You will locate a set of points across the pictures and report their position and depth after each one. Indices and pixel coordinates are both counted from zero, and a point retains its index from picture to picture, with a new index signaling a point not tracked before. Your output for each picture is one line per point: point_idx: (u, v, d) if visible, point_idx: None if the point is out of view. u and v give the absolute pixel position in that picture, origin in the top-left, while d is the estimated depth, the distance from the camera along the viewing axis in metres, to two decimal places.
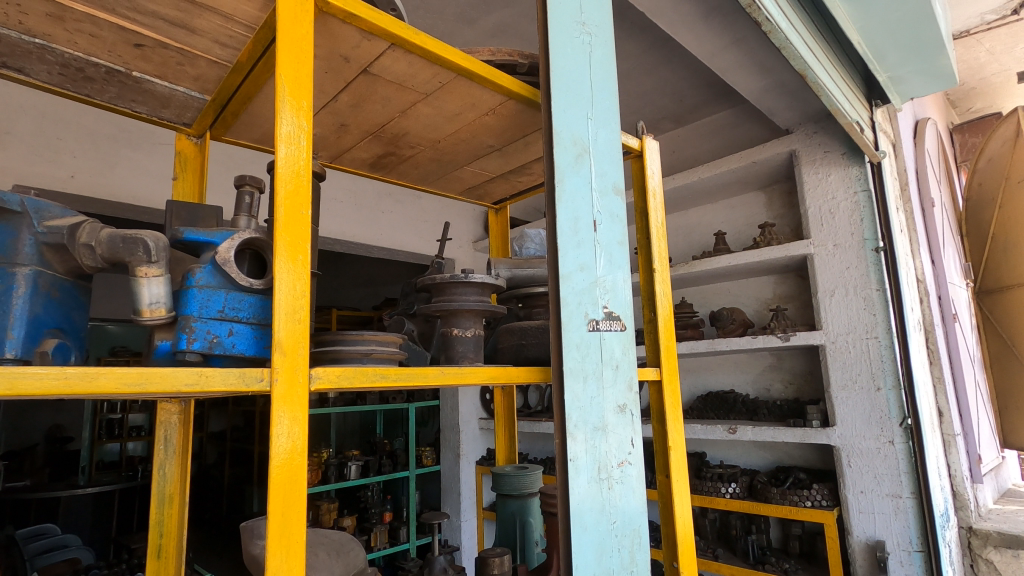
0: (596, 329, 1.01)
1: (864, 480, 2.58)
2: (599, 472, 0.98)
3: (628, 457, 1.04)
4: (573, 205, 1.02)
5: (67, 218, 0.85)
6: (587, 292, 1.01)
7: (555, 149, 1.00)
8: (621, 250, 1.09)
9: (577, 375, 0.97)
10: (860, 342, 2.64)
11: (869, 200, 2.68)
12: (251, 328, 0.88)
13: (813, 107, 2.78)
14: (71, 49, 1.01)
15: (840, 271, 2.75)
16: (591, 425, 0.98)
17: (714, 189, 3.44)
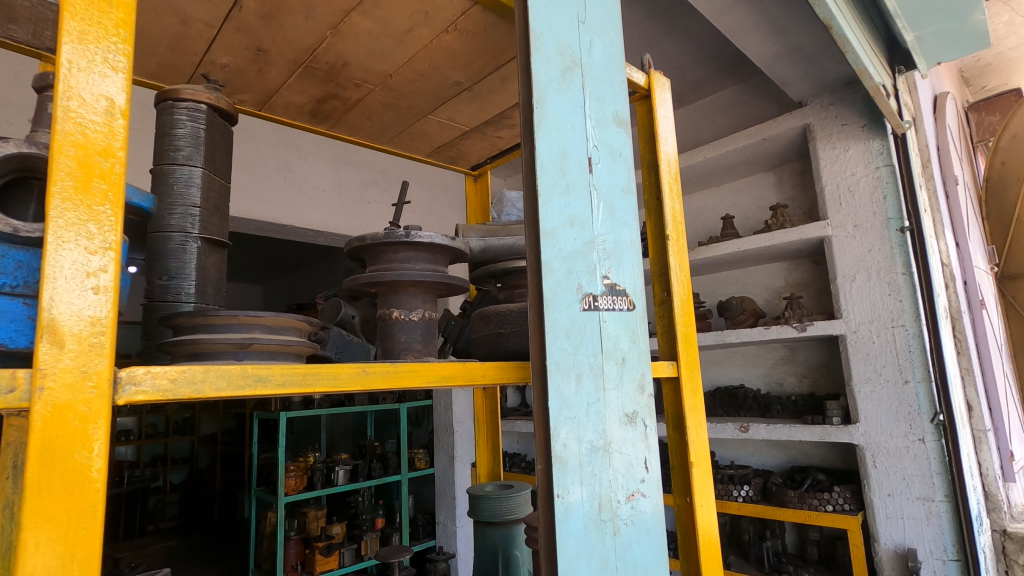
0: (592, 309, 0.78)
1: (891, 483, 2.35)
2: (598, 506, 0.75)
3: (640, 488, 0.81)
4: (559, 139, 0.79)
5: None
6: (580, 256, 0.78)
7: (536, 60, 0.77)
8: (625, 201, 0.86)
9: (568, 373, 0.74)
10: (885, 331, 2.41)
11: (893, 175, 2.45)
12: (22, 303, 0.62)
13: (829, 75, 2.54)
14: None
15: (861, 254, 2.51)
16: (587, 443, 0.75)
17: (720, 170, 3.21)
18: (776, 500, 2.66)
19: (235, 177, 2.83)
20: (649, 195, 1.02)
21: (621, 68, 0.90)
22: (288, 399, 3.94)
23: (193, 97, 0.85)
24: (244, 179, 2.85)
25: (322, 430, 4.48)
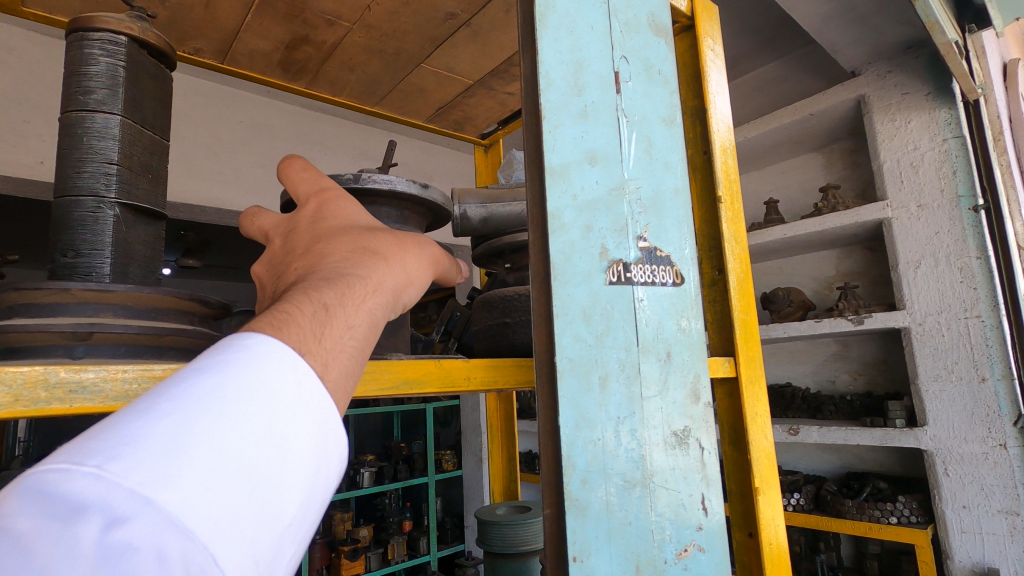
0: (623, 283, 0.62)
1: (967, 494, 2.09)
2: (633, 563, 0.58)
3: (696, 538, 0.61)
4: (575, 48, 0.65)
5: None
6: (604, 213, 0.63)
7: None
8: (664, 139, 0.67)
9: (584, 379, 0.59)
10: (956, 322, 2.14)
11: (963, 147, 2.18)
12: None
13: (887, 39, 2.27)
14: None
15: (927, 237, 2.25)
16: (616, 476, 0.59)
17: (762, 152, 2.96)
18: (831, 510, 2.42)
19: (251, 172, 2.73)
20: (694, 150, 0.85)
21: None
22: None
23: (123, 29, 0.75)
24: (260, 174, 2.76)
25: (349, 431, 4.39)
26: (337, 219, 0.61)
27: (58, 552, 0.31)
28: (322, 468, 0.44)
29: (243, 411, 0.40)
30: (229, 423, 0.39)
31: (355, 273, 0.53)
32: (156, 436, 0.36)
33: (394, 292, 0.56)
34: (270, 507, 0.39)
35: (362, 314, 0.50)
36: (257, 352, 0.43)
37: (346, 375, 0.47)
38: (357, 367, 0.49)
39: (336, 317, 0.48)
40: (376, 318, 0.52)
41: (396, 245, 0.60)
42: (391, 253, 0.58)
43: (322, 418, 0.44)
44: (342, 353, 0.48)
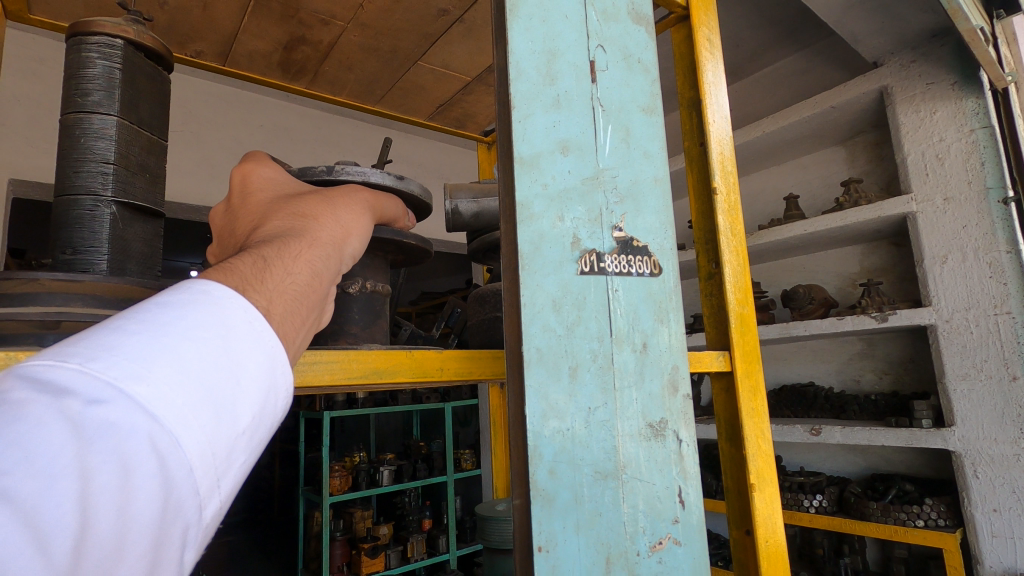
0: (595, 273, 0.61)
1: (999, 497, 2.01)
2: (602, 557, 0.57)
3: (672, 532, 0.61)
4: (550, 34, 0.65)
5: None
6: (576, 201, 0.62)
7: None
8: (644, 130, 0.67)
9: (553, 369, 0.58)
10: (985, 319, 2.07)
11: (991, 138, 2.10)
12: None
13: (910, 28, 2.21)
14: None
15: (954, 232, 2.17)
16: (586, 467, 0.58)
17: (782, 146, 2.91)
18: (855, 513, 2.35)
19: None
20: (691, 143, 0.84)
21: None
22: (331, 398, 3.89)
23: (115, 33, 0.77)
24: None
25: (369, 430, 4.43)
26: (263, 192, 0.66)
27: (43, 414, 0.32)
28: (271, 396, 0.45)
29: (205, 335, 0.41)
30: (193, 343, 0.40)
31: (292, 233, 0.57)
32: (130, 345, 0.38)
33: (338, 243, 0.61)
34: (226, 419, 0.40)
35: (303, 265, 0.54)
36: (216, 294, 0.44)
37: (293, 316, 0.50)
38: (302, 311, 0.51)
39: (279, 269, 0.51)
40: (324, 268, 0.57)
41: (330, 205, 0.64)
42: (328, 212, 0.63)
43: (272, 350, 0.45)
44: (287, 298, 0.50)
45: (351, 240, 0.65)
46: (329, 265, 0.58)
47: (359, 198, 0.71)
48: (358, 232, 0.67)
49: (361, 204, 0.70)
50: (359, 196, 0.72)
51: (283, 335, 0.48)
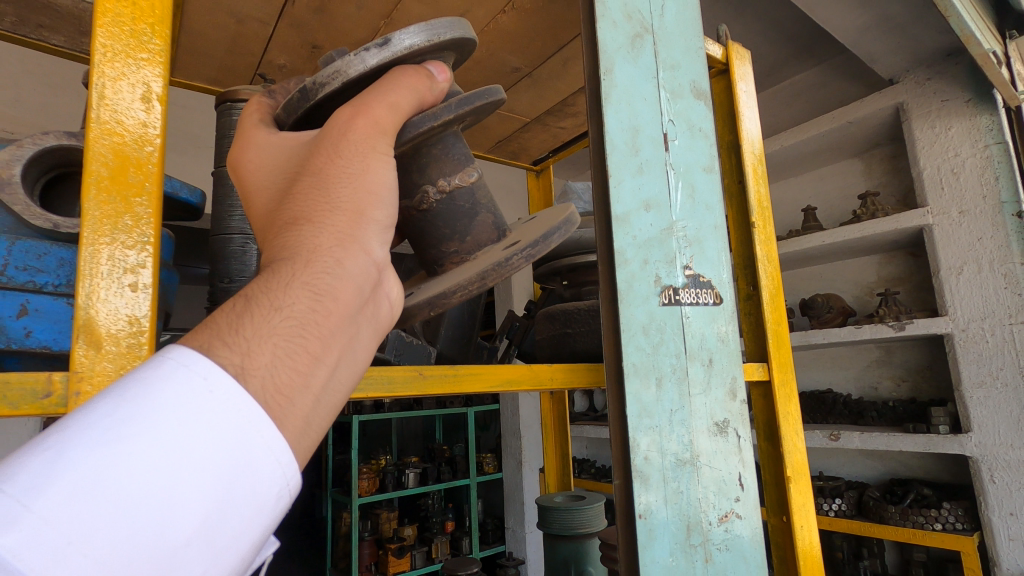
0: (673, 303, 0.73)
1: (1015, 501, 2.07)
2: (687, 531, 0.68)
3: (734, 509, 0.72)
4: (631, 111, 0.75)
5: None
6: (656, 244, 0.73)
7: (603, 29, 0.74)
8: (706, 182, 0.79)
9: (645, 378, 0.69)
10: (1000, 329, 2.13)
11: (1005, 153, 2.17)
12: (59, 301, 0.62)
13: (925, 47, 2.29)
14: None
15: (969, 243, 2.25)
16: (671, 456, 0.69)
17: (800, 159, 2.99)
18: (874, 516, 2.43)
19: None
20: (729, 181, 0.95)
21: (698, 32, 0.82)
22: (358, 402, 4.02)
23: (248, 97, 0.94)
24: None
25: (393, 434, 4.55)
26: (261, 187, 0.51)
27: None
28: (258, 467, 0.36)
29: (144, 426, 0.33)
30: (113, 446, 0.32)
31: (280, 255, 0.42)
32: (30, 469, 0.30)
33: (356, 227, 0.45)
34: (158, 533, 0.31)
35: (299, 290, 0.40)
36: (169, 365, 0.35)
37: (301, 358, 0.39)
38: (311, 347, 0.39)
39: (258, 322, 0.38)
40: (341, 277, 0.43)
41: (324, 179, 0.46)
42: (325, 192, 0.45)
43: (248, 418, 0.35)
44: (274, 359, 0.37)
45: (377, 207, 0.48)
46: (347, 265, 0.43)
47: (365, 131, 0.49)
48: (386, 186, 0.49)
49: (373, 142, 0.50)
50: (363, 124, 0.50)
51: (276, 387, 0.37)
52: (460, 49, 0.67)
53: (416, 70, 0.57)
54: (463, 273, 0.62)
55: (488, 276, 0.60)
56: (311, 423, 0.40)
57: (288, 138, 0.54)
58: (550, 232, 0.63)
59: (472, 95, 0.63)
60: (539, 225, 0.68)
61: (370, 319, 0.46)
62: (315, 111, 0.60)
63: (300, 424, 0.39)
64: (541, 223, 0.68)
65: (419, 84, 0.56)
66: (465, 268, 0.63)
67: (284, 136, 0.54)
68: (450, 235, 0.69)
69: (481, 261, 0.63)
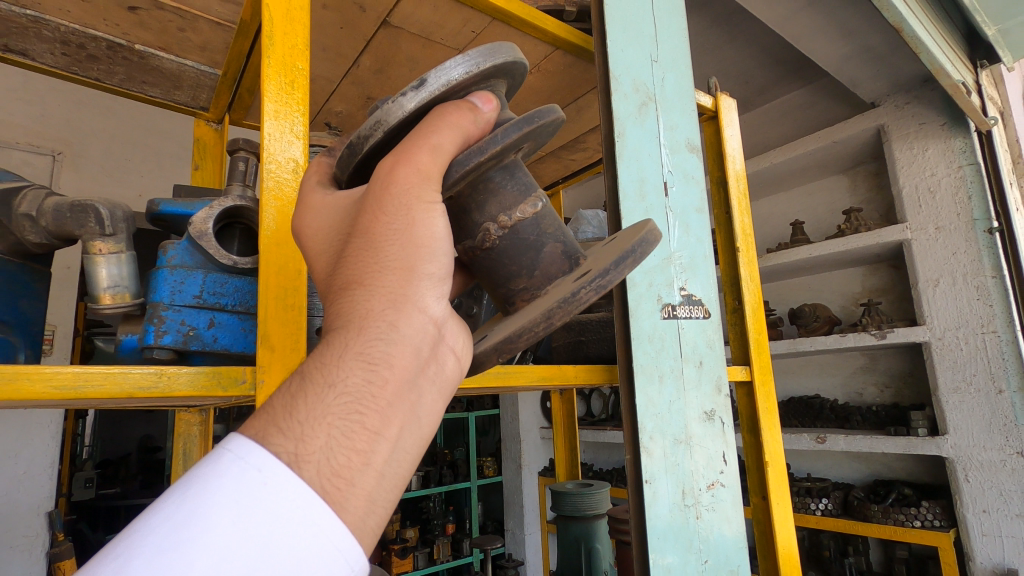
0: (672, 318, 0.87)
1: (987, 499, 2.21)
2: (682, 496, 0.83)
3: (720, 479, 0.87)
4: (639, 165, 0.90)
5: (8, 183, 0.75)
6: (659, 271, 0.88)
7: (614, 97, 0.89)
8: (700, 220, 0.94)
9: (650, 375, 0.83)
10: (974, 337, 2.28)
11: (977, 174, 2.32)
12: (237, 318, 0.76)
13: (903, 74, 2.45)
14: (68, 21, 0.88)
15: (945, 257, 2.40)
16: (670, 436, 0.83)
17: (790, 175, 3.15)
18: (858, 514, 2.56)
19: None
20: (718, 211, 1.09)
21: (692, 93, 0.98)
22: None
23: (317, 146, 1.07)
24: None
25: None
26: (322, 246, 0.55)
27: None
28: (320, 555, 0.39)
29: (205, 527, 0.37)
30: (177, 548, 0.36)
31: (338, 329, 0.45)
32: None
33: (409, 293, 0.48)
34: None
35: (353, 365, 0.44)
36: (230, 459, 0.40)
37: (358, 434, 0.42)
38: (369, 423, 0.43)
39: (317, 403, 0.42)
40: (395, 343, 0.46)
41: (372, 244, 0.48)
42: (375, 259, 0.48)
43: (306, 506, 0.39)
44: (328, 441, 0.41)
45: (429, 262, 0.50)
46: (401, 328, 0.46)
47: (406, 185, 0.50)
48: (437, 239, 0.51)
49: (418, 191, 0.50)
50: (404, 180, 0.50)
51: (332, 470, 0.41)
52: (512, 73, 0.64)
53: (457, 104, 0.54)
54: (529, 312, 0.56)
55: (555, 314, 0.53)
56: (375, 498, 0.43)
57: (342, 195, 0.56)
58: (623, 256, 0.55)
59: (525, 118, 0.57)
60: (611, 251, 0.60)
61: (434, 377, 0.49)
62: (367, 162, 0.60)
63: (364, 502, 0.42)
64: (614, 248, 0.60)
65: (459, 122, 0.53)
66: (532, 307, 0.57)
67: (338, 195, 0.56)
68: (519, 270, 0.63)
69: (550, 297, 0.56)
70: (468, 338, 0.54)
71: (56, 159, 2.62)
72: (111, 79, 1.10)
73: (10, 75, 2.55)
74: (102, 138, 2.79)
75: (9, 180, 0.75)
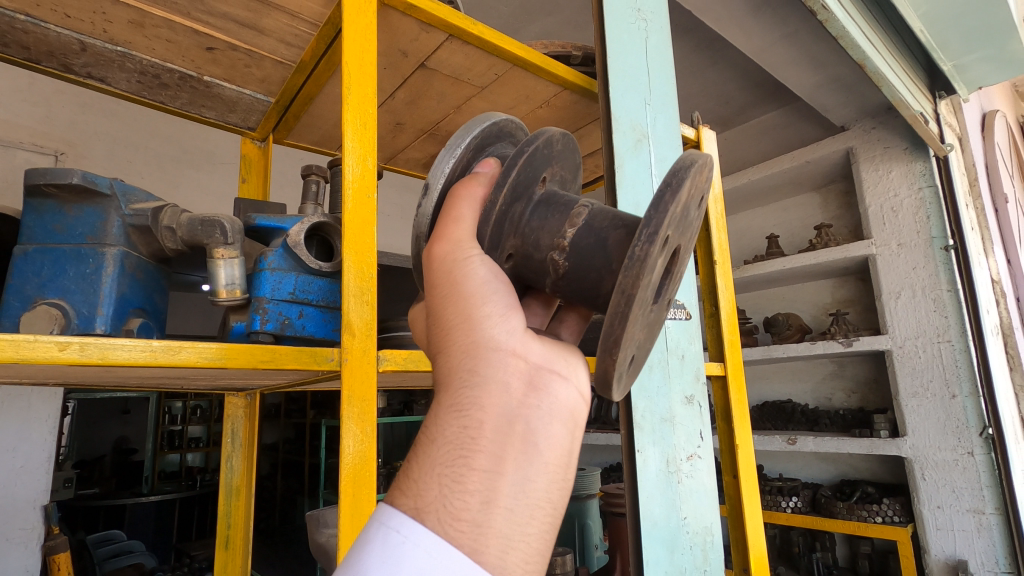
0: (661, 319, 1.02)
1: (941, 496, 2.40)
2: (668, 465, 0.97)
3: (698, 453, 1.02)
4: (633, 194, 1.05)
5: (151, 202, 0.89)
6: None
7: (614, 134, 1.03)
8: None
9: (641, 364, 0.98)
10: (931, 346, 2.47)
11: (935, 196, 2.51)
12: (320, 310, 0.97)
13: (870, 101, 2.64)
14: (149, 56, 1.04)
15: (907, 271, 2.59)
16: (658, 417, 0.98)
17: (766, 191, 3.33)
18: (825, 511, 2.72)
19: None
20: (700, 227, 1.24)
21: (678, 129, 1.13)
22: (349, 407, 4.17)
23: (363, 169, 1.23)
24: None
25: (382, 439, 4.71)
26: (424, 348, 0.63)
27: None
28: None
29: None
30: None
31: (434, 395, 0.53)
32: None
33: (477, 339, 0.53)
34: None
35: (448, 418, 0.49)
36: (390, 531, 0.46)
37: (468, 475, 0.46)
38: (476, 462, 0.47)
39: (422, 465, 0.48)
40: (480, 386, 0.50)
41: (436, 321, 0.56)
42: (442, 327, 0.55)
43: (441, 553, 0.44)
44: (439, 490, 0.46)
45: (485, 304, 0.55)
46: (481, 368, 0.51)
47: (439, 259, 0.58)
48: (485, 282, 0.56)
49: (453, 254, 0.58)
50: (439, 255, 0.58)
51: (451, 516, 0.45)
52: (501, 130, 0.72)
53: (462, 182, 0.63)
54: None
55: (627, 285, 0.50)
56: (511, 538, 0.46)
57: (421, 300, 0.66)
58: (659, 194, 0.52)
59: (515, 153, 0.63)
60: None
61: (541, 405, 0.51)
62: None
63: (499, 539, 0.45)
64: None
65: (468, 195, 0.61)
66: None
67: None
68: (602, 271, 0.61)
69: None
70: (573, 362, 0.56)
71: (58, 159, 2.65)
72: (174, 103, 1.24)
73: (17, 77, 2.60)
74: (105, 140, 2.85)
75: (152, 197, 0.89)
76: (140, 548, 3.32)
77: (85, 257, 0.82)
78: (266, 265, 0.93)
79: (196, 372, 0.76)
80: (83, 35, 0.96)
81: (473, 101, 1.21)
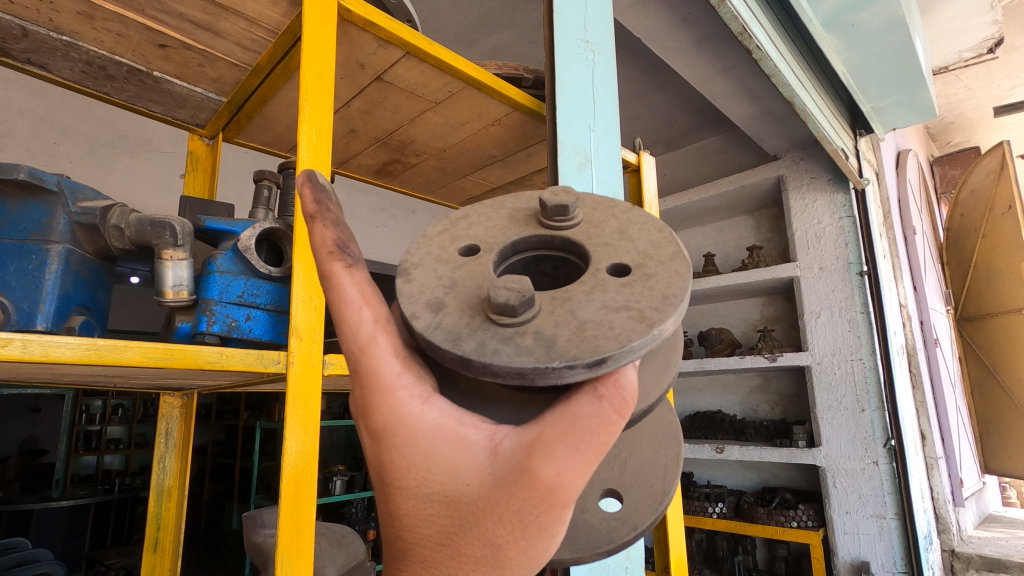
0: None
1: (849, 502, 2.59)
2: None
3: None
4: None
5: (99, 200, 0.87)
6: None
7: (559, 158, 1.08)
8: None
9: None
10: (845, 363, 2.68)
11: (853, 226, 2.73)
12: (267, 314, 0.97)
13: (799, 134, 2.84)
14: (97, 48, 1.02)
15: (826, 293, 2.79)
16: None
17: (705, 211, 3.51)
18: (747, 517, 2.87)
19: None
20: None
21: (619, 157, 1.20)
22: None
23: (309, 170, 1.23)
24: None
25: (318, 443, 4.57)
26: (416, 485, 0.41)
27: None
28: None
29: None
30: None
31: None
32: None
33: None
34: None
35: None
36: None
37: None
38: None
39: None
40: None
41: (500, 563, 0.40)
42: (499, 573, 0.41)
43: None
44: None
45: None
46: None
47: (558, 519, 0.39)
48: None
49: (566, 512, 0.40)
50: (565, 510, 0.39)
51: None
52: None
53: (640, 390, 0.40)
54: None
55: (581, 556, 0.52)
56: None
57: (451, 432, 0.40)
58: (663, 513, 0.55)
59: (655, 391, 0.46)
60: (640, 459, 0.58)
61: None
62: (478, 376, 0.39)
63: None
64: (642, 459, 0.58)
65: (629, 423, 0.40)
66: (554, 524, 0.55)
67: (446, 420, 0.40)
68: None
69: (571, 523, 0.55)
70: None
71: None
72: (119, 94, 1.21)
73: None
74: (30, 119, 2.68)
75: (101, 196, 0.88)
76: (45, 556, 3.06)
77: (28, 253, 0.80)
78: (213, 268, 0.93)
79: (135, 369, 0.75)
80: (26, 21, 0.93)
81: (426, 118, 1.23)
